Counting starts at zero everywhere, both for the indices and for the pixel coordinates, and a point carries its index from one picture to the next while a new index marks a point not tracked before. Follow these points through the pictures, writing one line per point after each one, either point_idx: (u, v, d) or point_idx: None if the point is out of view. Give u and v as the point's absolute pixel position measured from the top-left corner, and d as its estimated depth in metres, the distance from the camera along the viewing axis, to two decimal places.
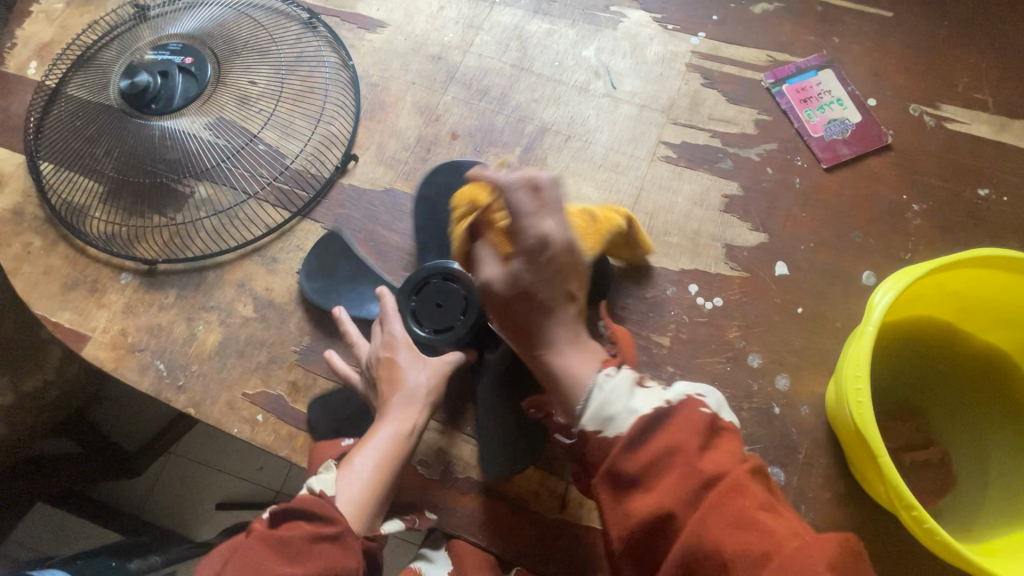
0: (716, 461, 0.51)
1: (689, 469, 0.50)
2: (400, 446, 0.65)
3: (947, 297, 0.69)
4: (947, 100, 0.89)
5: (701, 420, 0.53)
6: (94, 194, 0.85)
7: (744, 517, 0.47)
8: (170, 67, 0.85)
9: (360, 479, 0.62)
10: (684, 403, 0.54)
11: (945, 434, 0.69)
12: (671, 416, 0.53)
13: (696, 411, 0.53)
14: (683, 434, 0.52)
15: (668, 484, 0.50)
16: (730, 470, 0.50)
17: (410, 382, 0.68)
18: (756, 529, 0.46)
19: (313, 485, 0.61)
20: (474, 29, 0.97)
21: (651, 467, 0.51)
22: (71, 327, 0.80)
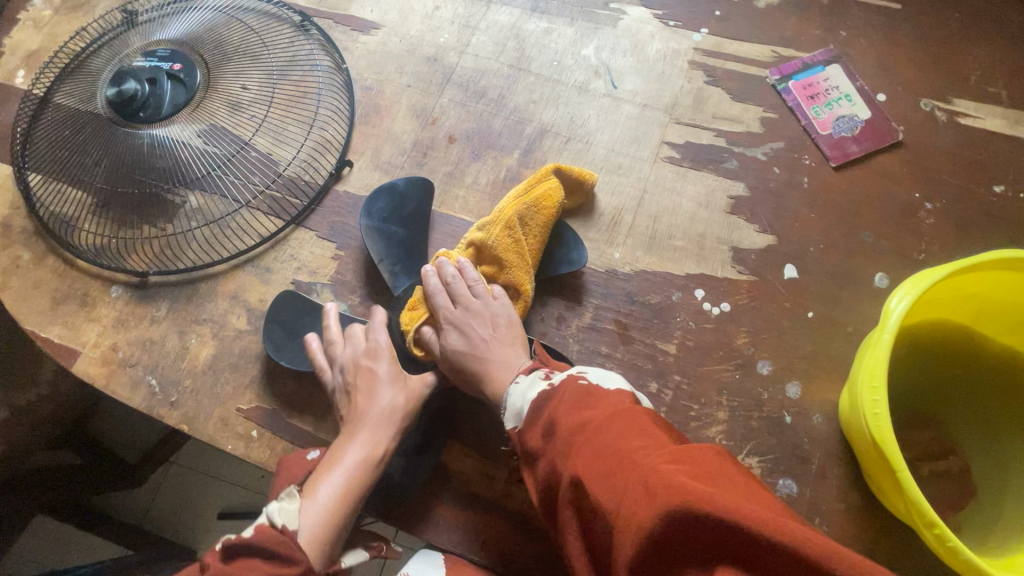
0: (594, 408, 0.53)
1: (566, 417, 0.53)
2: (366, 474, 0.62)
3: (965, 300, 0.66)
4: (959, 95, 0.86)
5: (575, 390, 0.55)
6: (83, 206, 0.83)
7: (599, 449, 0.48)
8: (158, 75, 0.82)
9: (325, 507, 0.59)
10: (562, 382, 0.57)
11: (964, 443, 0.67)
12: (553, 396, 0.56)
13: (573, 382, 0.56)
14: (559, 406, 0.55)
15: (554, 436, 0.53)
16: (603, 415, 0.51)
17: (380, 403, 0.66)
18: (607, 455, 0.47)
19: (274, 518, 0.56)
20: (470, 29, 0.94)
21: (541, 427, 0.55)
22: (61, 343, 0.78)
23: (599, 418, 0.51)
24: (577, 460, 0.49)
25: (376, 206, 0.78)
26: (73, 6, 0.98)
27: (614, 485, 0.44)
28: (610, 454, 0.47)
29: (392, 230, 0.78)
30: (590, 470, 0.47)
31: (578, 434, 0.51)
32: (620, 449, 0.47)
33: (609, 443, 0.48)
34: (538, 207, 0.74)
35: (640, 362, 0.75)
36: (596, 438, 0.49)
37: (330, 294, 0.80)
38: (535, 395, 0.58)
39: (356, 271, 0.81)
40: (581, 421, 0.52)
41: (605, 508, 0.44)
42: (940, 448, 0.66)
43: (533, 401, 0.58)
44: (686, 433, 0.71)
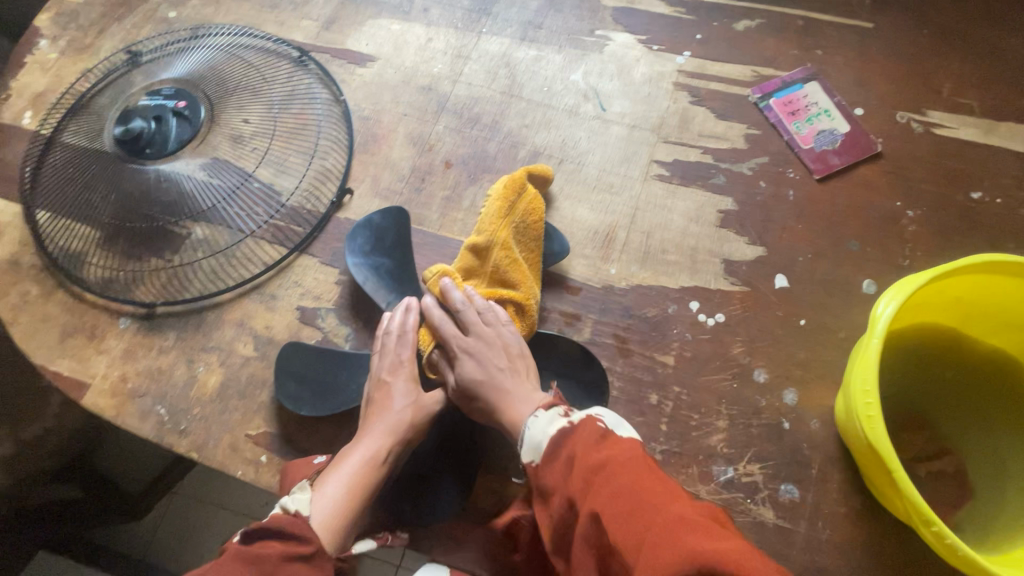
0: (610, 452, 0.53)
1: (584, 455, 0.53)
2: (373, 472, 0.65)
3: (950, 304, 0.69)
4: (932, 107, 0.90)
5: (596, 432, 0.55)
6: (91, 240, 0.85)
7: (622, 494, 0.48)
8: (164, 112, 0.86)
9: (332, 500, 0.62)
10: (583, 421, 0.57)
11: (957, 443, 0.68)
12: (571, 434, 0.57)
13: (592, 423, 0.56)
14: (580, 444, 0.55)
15: (571, 472, 0.53)
16: (620, 455, 0.52)
17: (393, 410, 0.69)
18: (629, 499, 0.47)
19: (287, 505, 0.59)
20: (463, 59, 0.98)
21: (561, 466, 0.55)
22: (71, 375, 0.79)
23: (602, 469, 0.51)
24: (597, 500, 0.49)
25: (355, 242, 0.80)
26: (78, 48, 1.02)
27: (633, 531, 0.45)
28: (631, 498, 0.47)
29: (377, 261, 0.80)
30: (610, 517, 0.47)
31: (593, 476, 0.51)
32: (640, 492, 0.48)
33: (627, 485, 0.48)
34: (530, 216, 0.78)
35: (640, 374, 0.77)
36: (615, 483, 0.49)
37: (334, 319, 0.81)
38: (555, 431, 0.58)
39: (358, 295, 0.83)
40: (597, 461, 0.52)
41: (626, 552, 0.45)
42: (936, 449, 0.68)
43: (552, 436, 0.57)
44: (687, 443, 0.73)
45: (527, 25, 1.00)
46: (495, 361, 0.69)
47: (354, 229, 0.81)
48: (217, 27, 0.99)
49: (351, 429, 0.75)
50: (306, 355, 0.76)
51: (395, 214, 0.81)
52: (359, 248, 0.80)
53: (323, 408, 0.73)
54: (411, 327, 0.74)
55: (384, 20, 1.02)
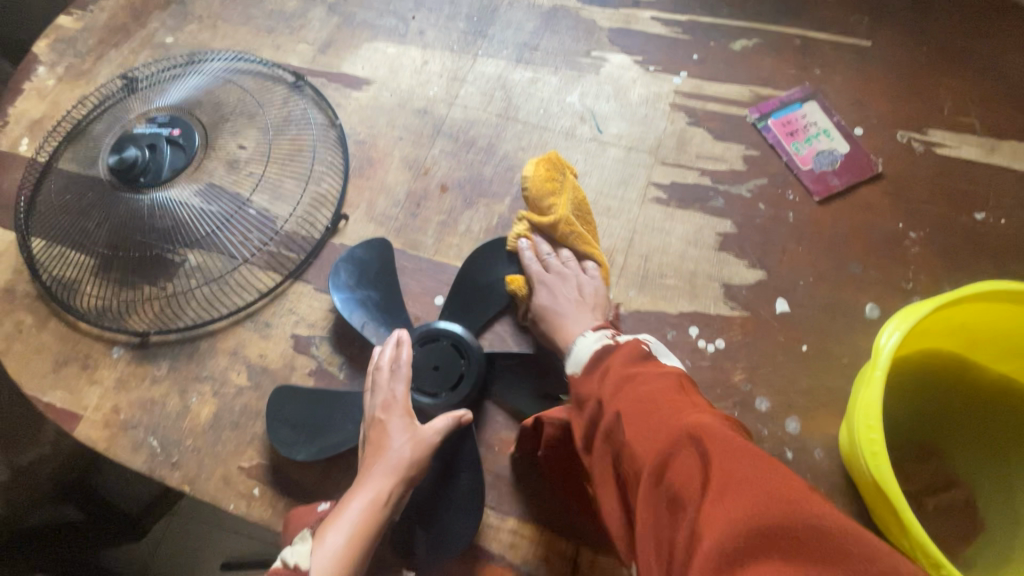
0: (644, 367, 0.56)
1: (618, 368, 0.58)
2: (374, 516, 0.62)
3: (954, 331, 0.67)
4: (933, 126, 0.89)
5: (636, 351, 0.60)
6: (85, 268, 0.85)
7: (644, 393, 0.52)
8: (158, 140, 0.85)
9: (333, 550, 0.59)
10: (627, 342, 0.62)
11: (965, 474, 0.66)
12: (614, 351, 0.61)
13: (635, 345, 0.61)
14: (617, 359, 0.59)
15: (605, 378, 0.58)
16: (654, 369, 0.56)
17: (392, 450, 0.66)
18: (648, 397, 0.51)
19: (288, 559, 0.58)
20: (459, 81, 0.98)
21: (599, 376, 0.60)
22: (63, 407, 0.79)
23: (629, 376, 0.56)
24: (620, 400, 0.53)
25: (338, 276, 0.79)
26: (76, 74, 1.02)
27: (647, 422, 0.49)
28: (650, 399, 0.51)
29: (363, 293, 0.79)
30: (628, 408, 0.52)
31: (625, 380, 0.56)
32: (661, 395, 0.51)
33: (649, 390, 0.52)
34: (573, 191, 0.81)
35: None
36: (640, 387, 0.53)
37: (328, 347, 0.80)
38: (599, 347, 0.64)
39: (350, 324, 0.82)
40: (631, 372, 0.56)
41: (635, 438, 0.49)
42: (944, 481, 0.66)
43: (595, 350, 0.63)
44: None
45: (523, 46, 1.00)
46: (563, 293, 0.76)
47: (338, 262, 0.80)
48: (213, 52, 0.99)
49: (345, 461, 0.74)
50: (297, 398, 0.74)
51: (377, 246, 0.81)
52: (344, 281, 0.79)
53: (317, 451, 0.72)
54: (404, 361, 0.72)
55: (380, 43, 1.02)
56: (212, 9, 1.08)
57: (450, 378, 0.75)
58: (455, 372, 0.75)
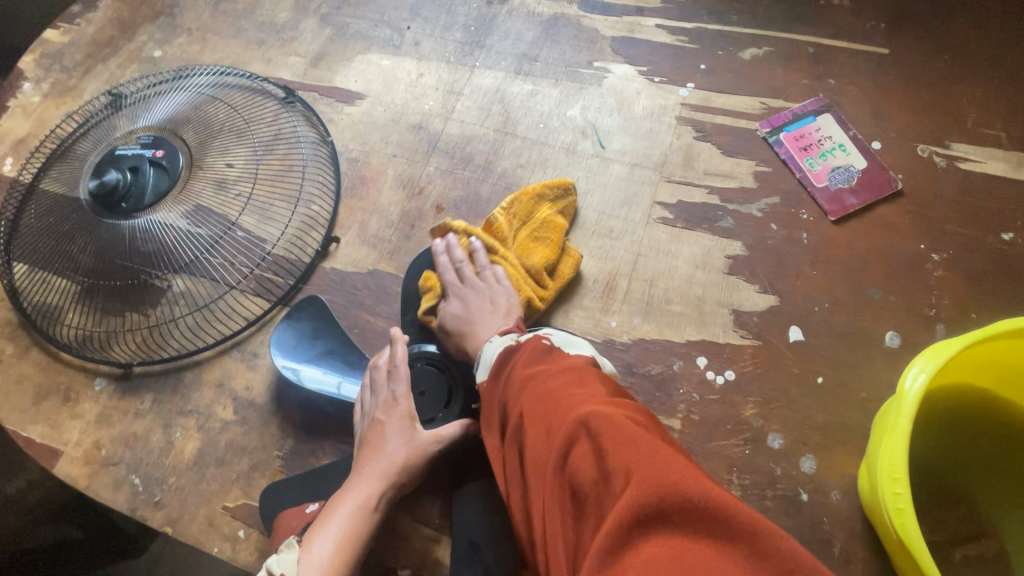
0: (545, 365, 0.56)
1: (520, 369, 0.57)
2: (362, 522, 0.60)
3: (982, 366, 0.62)
4: (956, 138, 0.84)
5: (538, 347, 0.59)
6: (68, 295, 0.82)
7: (547, 389, 0.51)
8: (141, 162, 0.79)
9: (320, 559, 0.56)
10: (530, 338, 0.61)
11: (998, 521, 0.62)
12: (517, 350, 0.60)
13: (536, 340, 0.60)
14: (518, 358, 0.59)
15: (510, 380, 0.57)
16: (556, 364, 0.55)
17: (385, 455, 0.64)
18: (549, 393, 0.51)
19: (272, 568, 0.54)
20: (455, 95, 0.94)
21: (504, 378, 0.58)
22: (43, 442, 0.75)
23: (531, 374, 0.55)
24: (524, 399, 0.53)
25: (284, 349, 0.75)
26: (62, 91, 0.99)
27: (545, 418, 0.49)
28: (549, 392, 0.51)
29: (313, 352, 0.76)
30: (530, 405, 0.51)
31: (528, 378, 0.55)
32: (561, 387, 0.51)
33: (552, 384, 0.52)
34: (561, 214, 0.81)
35: None
36: (542, 383, 0.53)
37: None
38: (502, 347, 0.63)
39: None
40: (532, 370, 0.55)
41: (537, 436, 0.48)
42: (973, 530, 0.61)
43: (500, 352, 0.62)
44: None
45: (522, 57, 0.96)
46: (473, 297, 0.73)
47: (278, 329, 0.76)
48: (202, 66, 0.96)
49: None
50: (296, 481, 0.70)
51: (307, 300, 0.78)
52: (287, 356, 0.75)
53: None
54: (400, 360, 0.70)
55: (374, 55, 0.98)
56: (201, 20, 1.05)
57: (439, 398, 0.72)
58: (443, 388, 0.72)
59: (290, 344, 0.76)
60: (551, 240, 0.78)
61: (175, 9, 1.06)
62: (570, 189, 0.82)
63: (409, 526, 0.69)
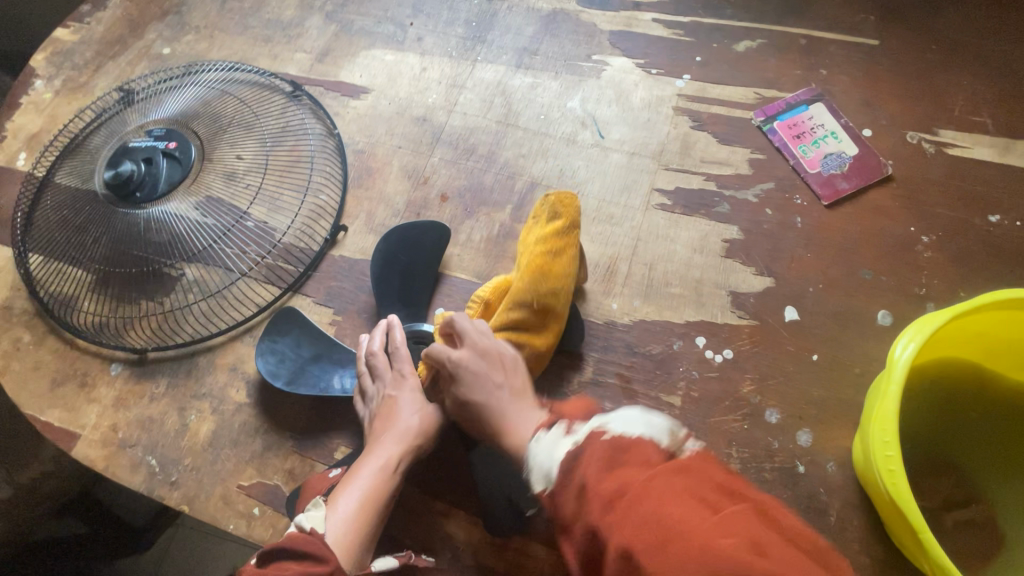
0: (629, 475, 0.41)
1: (597, 490, 0.41)
2: (383, 483, 0.64)
3: (970, 339, 0.66)
4: (944, 125, 0.87)
5: (603, 450, 0.44)
6: (83, 284, 0.84)
7: (660, 524, 0.37)
8: (154, 153, 0.84)
9: (345, 517, 0.60)
10: (589, 435, 0.46)
11: (986, 489, 0.64)
12: (579, 456, 0.45)
13: (599, 438, 0.45)
14: (590, 470, 0.43)
15: (585, 506, 0.42)
16: (641, 474, 0.41)
17: (403, 422, 0.68)
18: (671, 537, 0.37)
19: (302, 523, 0.57)
20: (458, 88, 0.96)
21: (573, 496, 0.43)
22: (62, 426, 0.77)
23: (620, 498, 0.40)
24: (622, 538, 0.38)
25: (270, 360, 0.76)
26: (73, 88, 1.02)
27: (674, 575, 0.36)
28: (668, 530, 0.37)
29: (302, 358, 0.77)
30: (649, 556, 0.37)
31: (614, 504, 0.40)
32: (670, 519, 0.37)
33: (655, 513, 0.38)
34: (555, 225, 0.74)
35: None
36: (646, 508, 0.39)
37: None
38: (564, 454, 0.47)
39: (354, 335, 0.81)
40: (614, 488, 0.41)
41: None
42: (964, 496, 0.64)
43: (559, 465, 0.46)
44: None
45: (523, 51, 0.98)
46: (492, 379, 0.63)
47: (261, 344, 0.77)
48: (209, 63, 0.98)
49: None
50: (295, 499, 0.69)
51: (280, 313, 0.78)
52: (275, 366, 0.76)
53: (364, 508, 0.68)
54: (399, 343, 0.73)
55: (378, 50, 1.01)
56: (209, 19, 1.07)
57: None
58: None
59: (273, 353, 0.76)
60: (567, 255, 0.73)
61: (183, 8, 1.08)
62: (571, 202, 0.75)
63: (419, 502, 0.71)
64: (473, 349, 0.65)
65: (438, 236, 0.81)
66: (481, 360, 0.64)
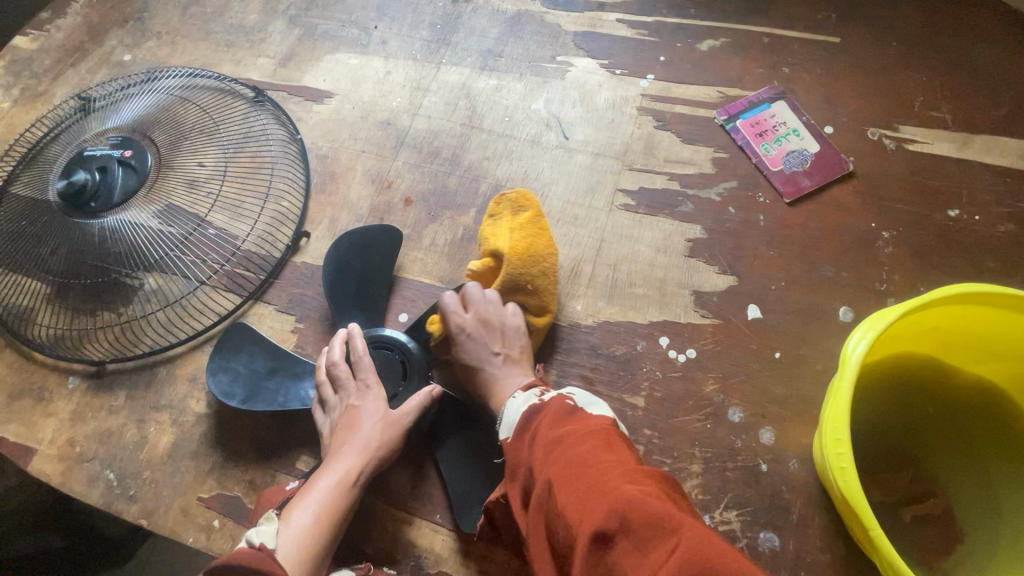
0: (574, 426, 0.55)
1: (546, 430, 0.56)
2: (341, 495, 0.63)
3: (928, 335, 0.66)
4: (904, 121, 0.87)
5: (564, 409, 0.58)
6: (40, 296, 0.83)
7: (577, 455, 0.50)
8: (108, 162, 0.81)
9: (300, 531, 0.59)
10: (554, 398, 0.60)
11: (944, 482, 0.65)
12: (541, 412, 0.59)
13: (561, 400, 0.59)
14: (545, 421, 0.57)
15: (533, 445, 0.55)
16: (581, 428, 0.54)
17: (363, 432, 0.67)
18: (581, 461, 0.49)
19: (251, 539, 0.57)
20: (422, 91, 0.96)
21: (528, 441, 0.57)
22: (17, 441, 0.76)
23: (559, 437, 0.53)
24: (550, 464, 0.51)
25: (224, 378, 0.73)
26: (32, 96, 1.00)
27: (576, 489, 0.47)
28: (581, 460, 0.49)
29: (257, 373, 0.74)
30: (559, 472, 0.49)
31: (553, 444, 0.53)
32: (590, 457, 0.49)
33: (581, 453, 0.50)
34: (529, 215, 0.75)
35: None
36: (572, 446, 0.51)
37: None
38: (526, 407, 0.61)
39: (316, 342, 0.80)
40: (558, 433, 0.54)
41: (568, 508, 0.46)
42: (923, 491, 0.65)
43: (523, 412, 0.61)
44: None
45: (487, 53, 0.98)
46: (490, 343, 0.71)
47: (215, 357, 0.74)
48: (169, 69, 0.97)
49: None
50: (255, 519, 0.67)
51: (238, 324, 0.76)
52: (229, 385, 0.73)
53: None
54: (362, 352, 0.72)
55: (342, 54, 1.00)
56: (171, 24, 1.06)
57: (396, 374, 0.75)
58: (397, 364, 0.76)
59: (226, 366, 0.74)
60: (546, 232, 0.74)
61: (144, 14, 1.07)
62: (526, 198, 0.76)
63: (382, 509, 0.70)
64: (471, 317, 0.72)
65: (391, 238, 0.80)
66: (481, 324, 0.71)
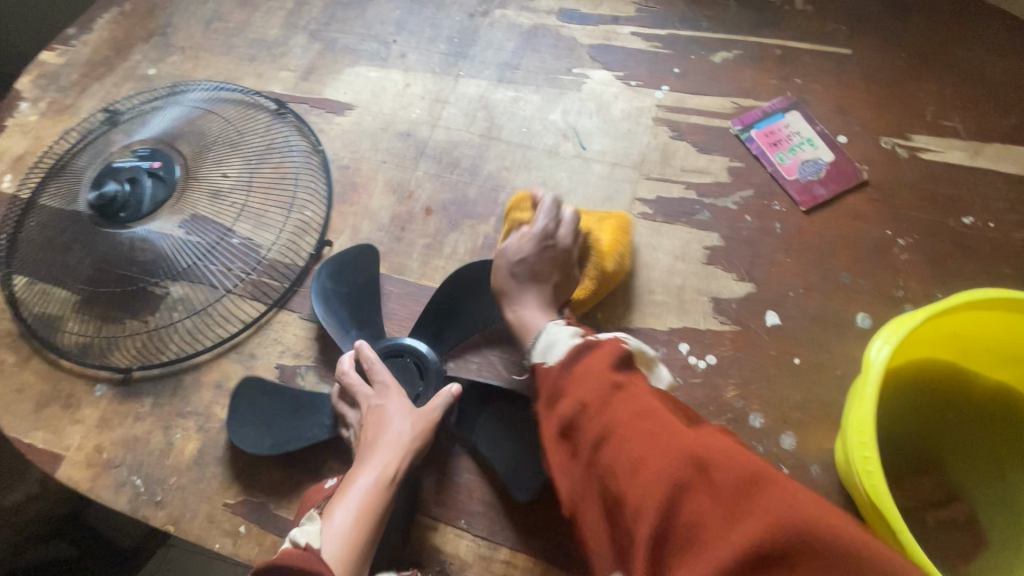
0: (628, 378, 0.56)
1: (600, 373, 0.56)
2: (381, 490, 0.64)
3: (948, 340, 0.67)
4: (916, 130, 0.89)
5: (619, 353, 0.59)
6: (68, 304, 0.84)
7: (642, 407, 0.52)
8: (138, 173, 0.84)
9: (342, 529, 0.60)
10: (606, 341, 0.61)
11: (966, 487, 0.66)
12: (592, 352, 0.60)
13: (615, 344, 0.59)
14: (597, 363, 0.58)
15: (585, 384, 0.56)
16: (640, 383, 0.55)
17: (392, 431, 0.67)
18: (645, 411, 0.52)
19: (296, 539, 0.59)
20: (441, 103, 0.98)
21: (579, 380, 0.57)
22: (45, 448, 0.77)
23: (617, 385, 0.55)
24: (614, 413, 0.52)
25: (249, 433, 0.73)
26: (58, 109, 1.02)
27: (645, 444, 0.49)
28: (646, 413, 0.51)
29: (278, 417, 0.74)
30: (625, 424, 0.51)
31: (615, 391, 0.54)
32: (655, 411, 0.52)
33: (645, 407, 0.52)
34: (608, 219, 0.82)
35: None
36: (633, 399, 0.53)
37: (313, 376, 0.80)
38: (576, 343, 0.62)
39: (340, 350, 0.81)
40: (617, 381, 0.55)
41: (636, 459, 0.48)
42: (946, 496, 0.66)
43: (574, 347, 0.61)
44: None
45: (504, 66, 1.00)
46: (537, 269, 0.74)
47: (233, 408, 0.74)
48: (194, 83, 0.99)
49: None
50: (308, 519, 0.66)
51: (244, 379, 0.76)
52: (256, 437, 0.72)
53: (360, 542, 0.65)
54: (374, 358, 0.73)
55: (362, 67, 1.02)
56: (194, 39, 1.08)
57: (414, 377, 0.76)
58: (413, 367, 0.76)
59: (248, 415, 0.74)
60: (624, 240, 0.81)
61: (169, 29, 1.10)
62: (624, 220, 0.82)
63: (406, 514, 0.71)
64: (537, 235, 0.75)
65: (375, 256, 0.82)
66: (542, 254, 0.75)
